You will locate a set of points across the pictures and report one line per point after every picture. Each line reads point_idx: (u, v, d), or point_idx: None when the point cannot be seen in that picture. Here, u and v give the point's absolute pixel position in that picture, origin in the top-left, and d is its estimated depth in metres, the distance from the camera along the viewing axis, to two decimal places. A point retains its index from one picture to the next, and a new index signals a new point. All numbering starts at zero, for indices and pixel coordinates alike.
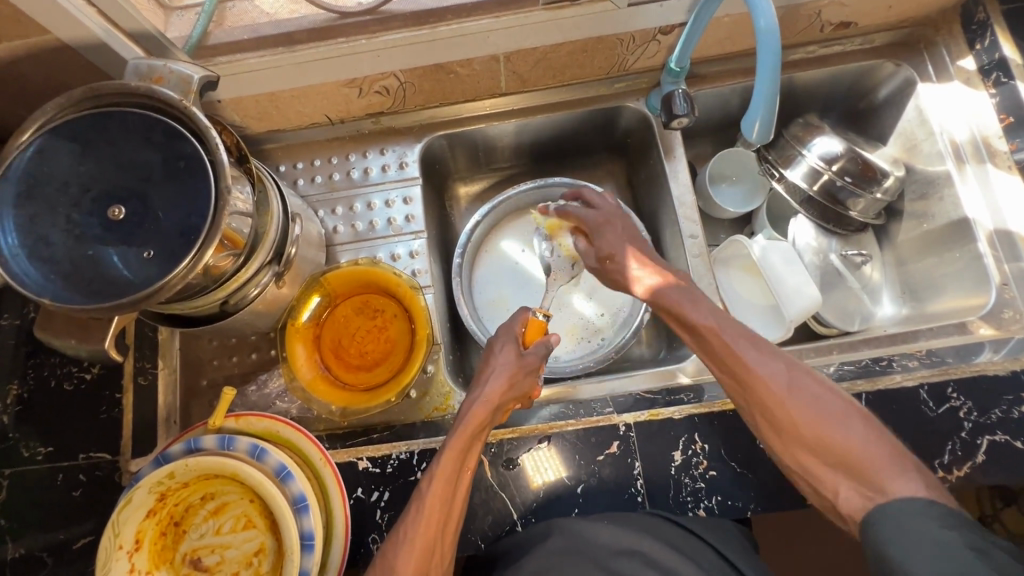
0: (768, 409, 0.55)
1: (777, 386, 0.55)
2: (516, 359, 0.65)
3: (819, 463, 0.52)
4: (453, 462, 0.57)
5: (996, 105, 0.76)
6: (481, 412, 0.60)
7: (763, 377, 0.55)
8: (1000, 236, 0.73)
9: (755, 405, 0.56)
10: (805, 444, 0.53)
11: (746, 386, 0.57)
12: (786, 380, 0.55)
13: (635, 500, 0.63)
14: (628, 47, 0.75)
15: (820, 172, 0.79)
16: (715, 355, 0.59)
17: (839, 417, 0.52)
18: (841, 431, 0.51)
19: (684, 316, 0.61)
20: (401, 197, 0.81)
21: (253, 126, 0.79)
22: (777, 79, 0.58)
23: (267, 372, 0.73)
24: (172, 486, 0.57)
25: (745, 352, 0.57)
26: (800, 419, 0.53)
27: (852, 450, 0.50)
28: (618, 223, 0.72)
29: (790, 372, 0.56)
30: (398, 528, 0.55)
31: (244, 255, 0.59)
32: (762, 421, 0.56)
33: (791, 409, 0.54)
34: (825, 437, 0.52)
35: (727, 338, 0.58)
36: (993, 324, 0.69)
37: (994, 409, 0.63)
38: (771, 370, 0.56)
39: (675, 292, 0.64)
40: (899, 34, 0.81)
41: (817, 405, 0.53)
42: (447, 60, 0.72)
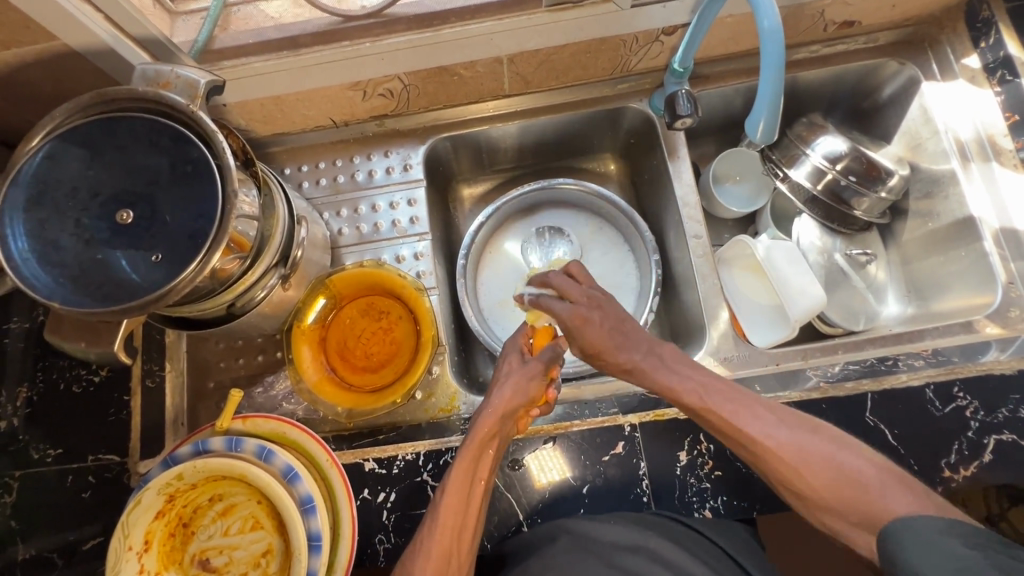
0: (789, 480, 0.53)
1: (789, 458, 0.53)
2: (522, 368, 0.66)
3: (853, 526, 0.51)
4: (465, 471, 0.57)
5: (1001, 103, 0.75)
6: (490, 421, 0.60)
7: (778, 448, 0.53)
8: (1006, 235, 0.72)
9: (773, 473, 0.54)
10: (830, 507, 0.52)
11: (761, 462, 0.55)
12: (792, 445, 0.53)
13: (641, 500, 0.63)
14: (631, 48, 0.75)
15: (824, 171, 0.79)
16: (718, 428, 0.57)
17: (867, 481, 0.50)
18: (869, 494, 0.49)
19: (677, 399, 0.59)
20: (406, 199, 0.81)
21: (258, 129, 0.80)
22: (783, 70, 0.57)
23: (273, 373, 0.74)
24: (181, 487, 0.57)
25: (748, 428, 0.55)
26: (817, 485, 0.51)
27: (882, 511, 0.49)
28: (600, 313, 0.63)
29: (799, 438, 0.53)
30: (415, 543, 0.55)
31: (251, 258, 0.60)
32: (781, 487, 0.55)
33: (810, 477, 0.52)
34: (849, 499, 0.50)
35: (727, 416, 0.56)
36: (999, 323, 0.69)
37: (1001, 408, 0.63)
38: (783, 437, 0.53)
39: (664, 371, 0.60)
40: (902, 33, 0.81)
41: (836, 468, 0.51)
42: (450, 62, 0.72)
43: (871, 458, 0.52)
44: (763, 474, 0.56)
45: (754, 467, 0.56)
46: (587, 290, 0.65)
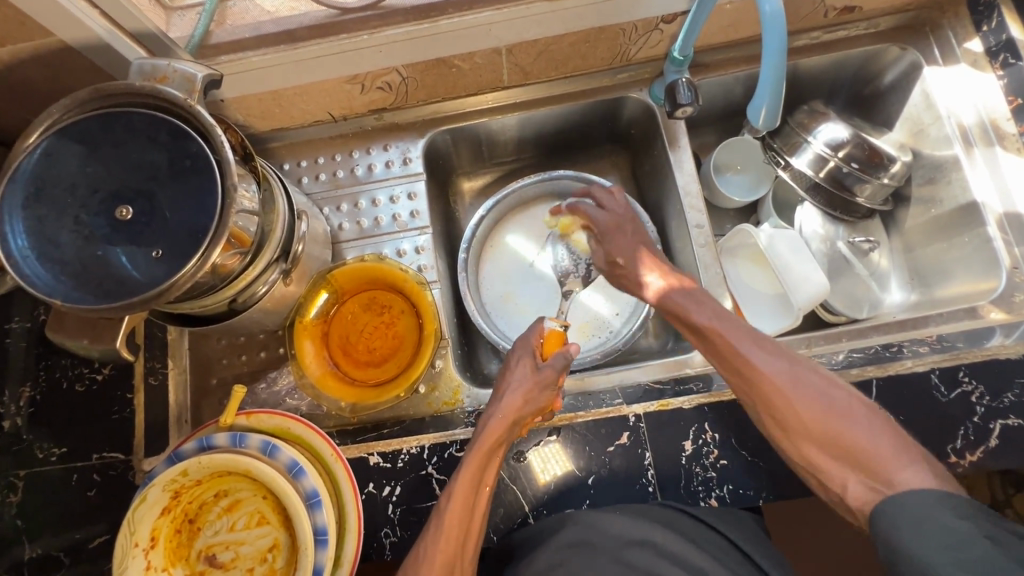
0: (777, 409, 0.56)
1: (783, 382, 0.56)
2: (534, 375, 0.64)
3: (830, 459, 0.54)
4: (471, 481, 0.57)
5: (1005, 87, 0.75)
6: (497, 428, 0.60)
7: (775, 374, 0.57)
8: (1010, 219, 0.72)
9: (764, 403, 0.57)
10: (812, 438, 0.54)
11: (755, 388, 0.57)
12: (786, 367, 0.57)
13: (647, 490, 0.63)
14: (631, 37, 0.74)
15: (827, 159, 0.78)
16: (720, 354, 0.60)
17: (851, 416, 0.54)
18: (851, 428, 0.53)
19: (686, 315, 0.64)
20: (406, 192, 0.81)
21: (257, 125, 0.79)
22: (784, 61, 0.57)
23: (276, 369, 0.74)
24: (186, 484, 0.57)
25: (748, 350, 0.58)
26: (806, 413, 0.54)
27: (860, 445, 0.52)
28: (631, 226, 0.74)
29: (794, 368, 0.57)
30: (418, 550, 0.55)
31: (251, 253, 0.60)
32: (767, 418, 0.57)
33: (799, 406, 0.55)
34: (833, 429, 0.53)
35: (732, 338, 0.59)
36: (1003, 308, 0.69)
37: (1006, 393, 0.63)
38: (783, 367, 0.57)
39: (679, 294, 0.66)
40: (904, 18, 0.80)
41: (822, 402, 0.55)
42: (448, 54, 0.72)
43: (856, 396, 0.55)
44: (753, 406, 0.59)
45: (745, 400, 0.60)
46: (621, 207, 0.75)
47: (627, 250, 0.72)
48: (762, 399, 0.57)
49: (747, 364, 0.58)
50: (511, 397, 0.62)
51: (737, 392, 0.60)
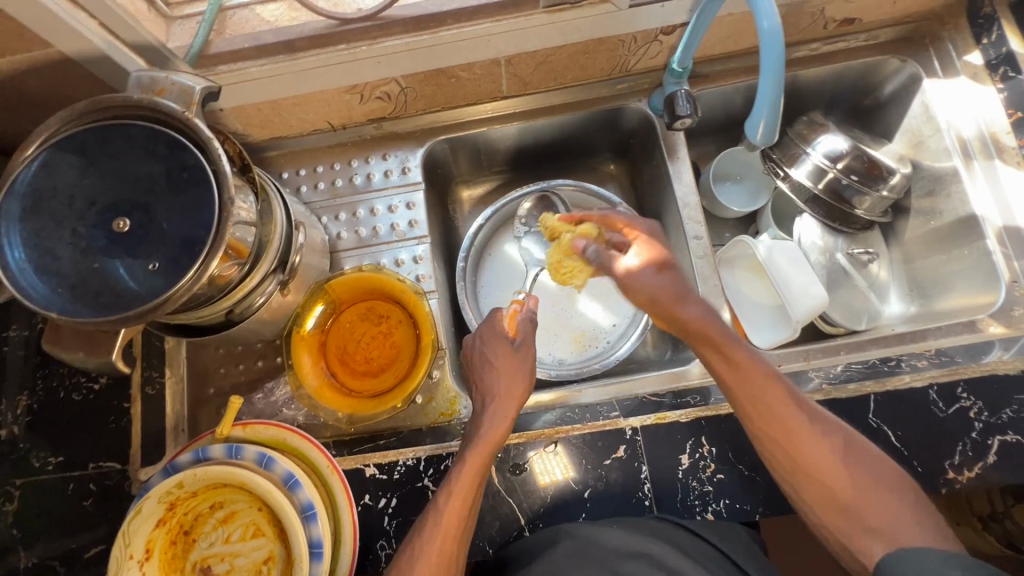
0: (814, 480, 0.55)
1: (827, 443, 0.56)
2: (512, 359, 0.67)
3: (860, 531, 0.53)
4: (471, 477, 0.57)
5: (1005, 100, 0.74)
6: (499, 431, 0.61)
7: (810, 434, 0.56)
8: (1010, 233, 0.72)
9: (799, 472, 0.56)
10: (847, 511, 0.54)
11: (791, 452, 0.56)
12: (829, 433, 0.56)
13: (643, 504, 0.63)
14: (630, 48, 0.74)
15: (826, 170, 0.79)
16: (752, 415, 0.58)
17: (883, 485, 0.54)
18: (886, 499, 0.53)
19: (726, 357, 0.60)
20: (404, 202, 0.81)
21: (256, 134, 0.79)
22: (782, 74, 0.56)
23: (273, 379, 0.74)
24: (181, 496, 0.57)
25: (791, 405, 0.57)
26: (845, 481, 0.54)
27: (888, 517, 0.52)
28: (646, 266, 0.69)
29: (833, 435, 0.56)
30: (412, 542, 0.56)
31: (249, 264, 0.60)
32: (800, 478, 0.56)
33: (830, 472, 0.55)
34: (863, 501, 0.53)
35: (773, 388, 0.57)
36: (1002, 322, 0.68)
37: (1005, 409, 0.62)
38: (819, 434, 0.56)
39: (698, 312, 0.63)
40: (903, 29, 0.80)
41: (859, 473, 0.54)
42: (447, 64, 0.72)
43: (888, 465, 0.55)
44: (785, 474, 0.57)
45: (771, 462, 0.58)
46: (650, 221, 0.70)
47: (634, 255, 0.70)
48: (791, 454, 0.56)
49: (784, 424, 0.56)
50: (498, 391, 0.64)
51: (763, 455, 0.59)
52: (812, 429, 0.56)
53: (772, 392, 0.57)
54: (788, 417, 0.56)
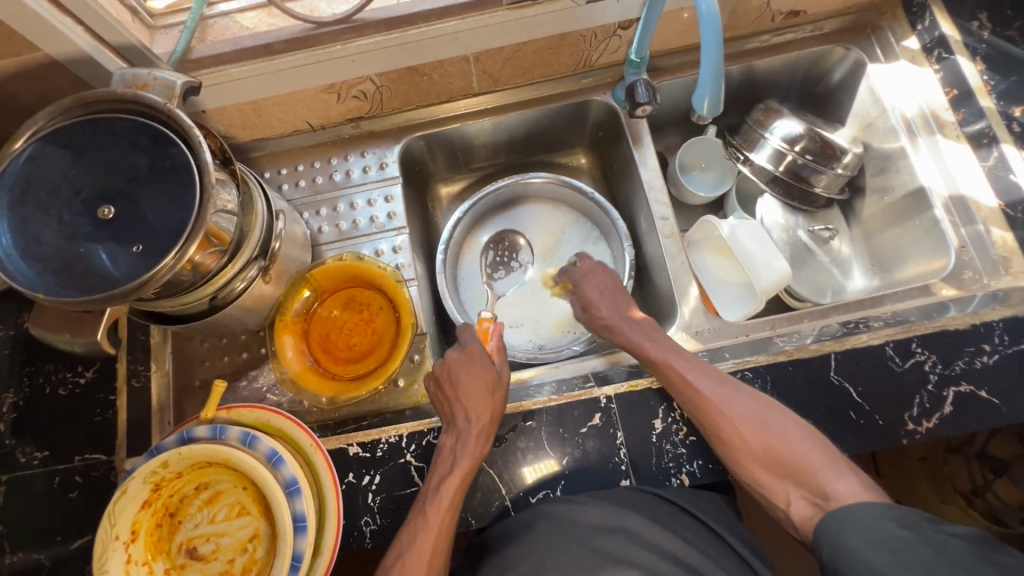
0: (726, 436, 0.61)
1: (730, 410, 0.61)
2: (488, 376, 0.67)
3: (770, 475, 0.60)
4: (453, 493, 0.60)
5: (941, 80, 0.79)
6: (474, 450, 0.62)
7: (718, 406, 0.61)
8: (956, 202, 0.75)
9: (712, 431, 0.62)
10: (757, 459, 0.60)
11: (705, 419, 0.62)
12: (730, 396, 0.62)
13: (620, 469, 0.65)
14: (591, 43, 0.79)
15: (784, 153, 0.84)
16: (671, 386, 0.64)
17: (787, 433, 0.59)
18: (789, 443, 0.59)
19: (642, 352, 0.68)
20: (383, 196, 0.84)
21: (238, 136, 0.82)
22: (722, 47, 0.58)
23: (257, 368, 0.75)
24: (166, 476, 0.58)
25: (698, 383, 0.63)
26: (755, 440, 0.60)
27: (795, 458, 0.58)
28: (605, 278, 0.78)
29: (738, 397, 0.62)
30: (398, 553, 0.58)
31: (230, 251, 0.62)
32: (721, 449, 0.62)
33: (744, 437, 0.60)
34: (775, 451, 0.59)
35: (681, 371, 0.64)
36: (954, 285, 0.71)
37: (957, 361, 0.65)
38: (716, 389, 0.62)
39: (639, 334, 0.70)
40: (847, 20, 0.85)
41: (761, 422, 0.60)
42: (419, 62, 0.76)
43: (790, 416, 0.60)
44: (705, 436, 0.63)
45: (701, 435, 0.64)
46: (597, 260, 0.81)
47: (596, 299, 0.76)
48: (707, 425, 0.62)
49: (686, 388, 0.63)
50: (470, 401, 0.64)
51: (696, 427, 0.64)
52: (717, 397, 0.62)
53: (678, 374, 0.64)
54: (699, 396, 0.62)
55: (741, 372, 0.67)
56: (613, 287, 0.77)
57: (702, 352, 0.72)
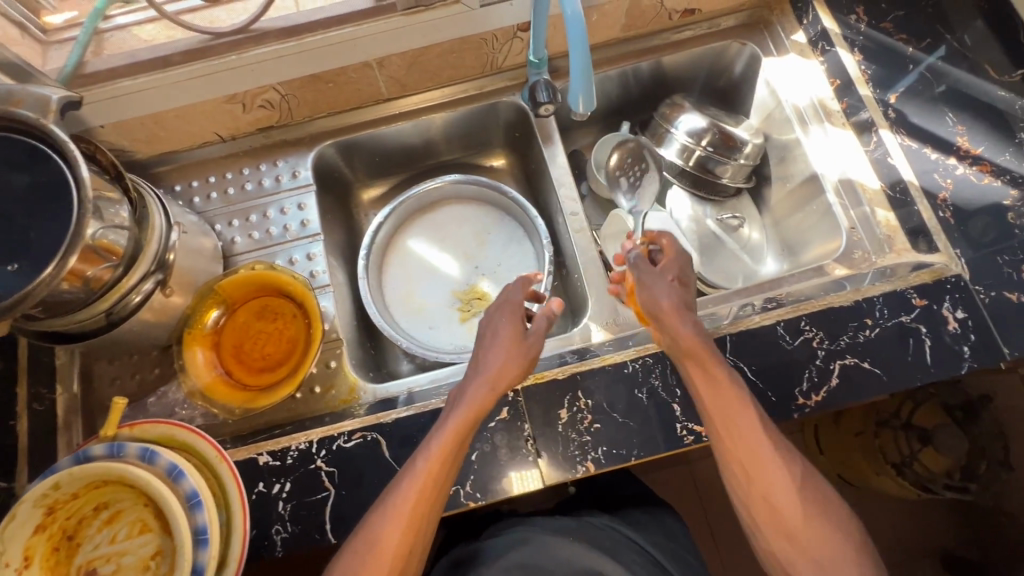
0: (773, 506, 0.56)
1: (789, 471, 0.57)
2: (518, 339, 0.68)
3: (808, 569, 0.53)
4: (436, 468, 0.58)
5: (827, 71, 0.83)
6: (479, 402, 0.62)
7: (773, 457, 0.57)
8: (845, 186, 0.79)
9: (757, 487, 0.57)
10: (788, 530, 0.55)
11: (745, 459, 0.57)
12: (790, 462, 0.57)
13: (528, 460, 0.66)
14: (494, 46, 0.81)
15: (691, 147, 0.87)
16: (724, 418, 0.59)
17: (831, 518, 0.55)
18: (828, 529, 0.54)
19: (699, 359, 0.61)
20: (295, 204, 0.83)
21: (144, 149, 0.81)
22: (588, 47, 0.59)
23: (167, 383, 0.74)
24: (60, 499, 0.57)
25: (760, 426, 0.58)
26: (798, 509, 0.55)
27: (834, 555, 0.53)
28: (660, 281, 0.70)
29: (798, 465, 0.57)
30: (375, 510, 0.57)
31: (123, 266, 0.61)
32: (756, 502, 0.57)
33: (785, 495, 0.55)
34: (811, 529, 0.54)
35: (749, 407, 0.59)
36: (846, 265, 0.75)
37: (842, 335, 0.68)
38: (783, 457, 0.57)
39: (689, 327, 0.63)
40: (742, 16, 0.89)
41: (814, 503, 0.55)
42: (322, 70, 0.77)
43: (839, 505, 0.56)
44: (740, 492, 0.58)
45: (731, 480, 0.59)
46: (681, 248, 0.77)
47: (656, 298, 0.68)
48: (747, 469, 0.57)
49: (748, 442, 0.58)
50: (492, 358, 0.66)
51: (728, 474, 0.59)
52: (774, 453, 0.57)
53: (743, 410, 0.59)
54: (756, 439, 0.57)
55: (642, 358, 0.70)
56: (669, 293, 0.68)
57: (610, 341, 0.74)
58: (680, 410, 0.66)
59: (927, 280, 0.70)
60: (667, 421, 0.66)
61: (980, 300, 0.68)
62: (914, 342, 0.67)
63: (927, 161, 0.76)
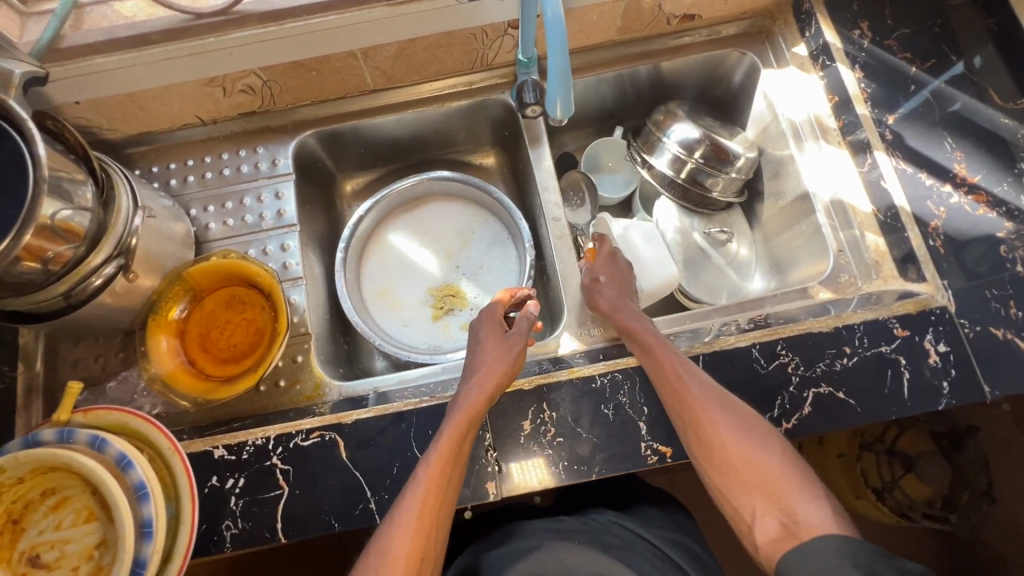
0: (709, 445, 0.59)
1: (722, 412, 0.60)
2: (504, 343, 0.69)
3: (745, 491, 0.57)
4: (444, 462, 0.58)
5: (826, 86, 0.81)
6: (476, 403, 0.62)
7: (707, 404, 0.60)
8: (836, 207, 0.77)
9: (696, 434, 0.60)
10: (732, 467, 0.58)
11: (686, 410, 0.61)
12: (722, 403, 0.60)
13: (486, 471, 0.64)
14: (483, 42, 0.79)
15: (683, 159, 0.85)
16: (660, 380, 0.63)
17: (764, 444, 0.58)
18: (764, 455, 0.58)
19: (646, 348, 0.65)
20: (273, 192, 0.82)
21: (122, 127, 0.80)
22: (566, 54, 0.58)
23: (130, 368, 0.73)
24: (6, 482, 0.57)
25: (687, 378, 0.62)
26: (738, 446, 0.58)
27: (769, 475, 0.57)
28: (615, 284, 0.73)
29: (729, 402, 0.61)
30: (392, 513, 0.57)
31: (83, 248, 0.60)
32: (697, 447, 0.60)
33: (724, 436, 0.59)
34: (750, 461, 0.58)
35: (679, 367, 0.63)
36: (831, 288, 0.73)
37: (819, 362, 0.66)
38: (714, 400, 0.61)
39: (637, 322, 0.68)
40: (743, 25, 0.87)
41: (746, 434, 0.59)
42: (304, 57, 0.75)
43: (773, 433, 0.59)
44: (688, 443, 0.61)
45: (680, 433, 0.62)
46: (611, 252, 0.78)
47: (607, 299, 0.71)
48: (687, 420, 0.61)
49: (682, 395, 0.61)
50: (481, 361, 0.67)
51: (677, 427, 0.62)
52: (706, 398, 0.61)
53: (672, 367, 0.63)
54: (691, 392, 0.61)
55: (611, 373, 0.68)
56: (616, 293, 0.72)
57: (582, 352, 0.73)
58: (646, 429, 0.65)
59: (911, 310, 0.67)
60: (631, 439, 0.65)
61: (963, 335, 0.66)
62: (893, 374, 0.65)
63: (921, 187, 0.73)
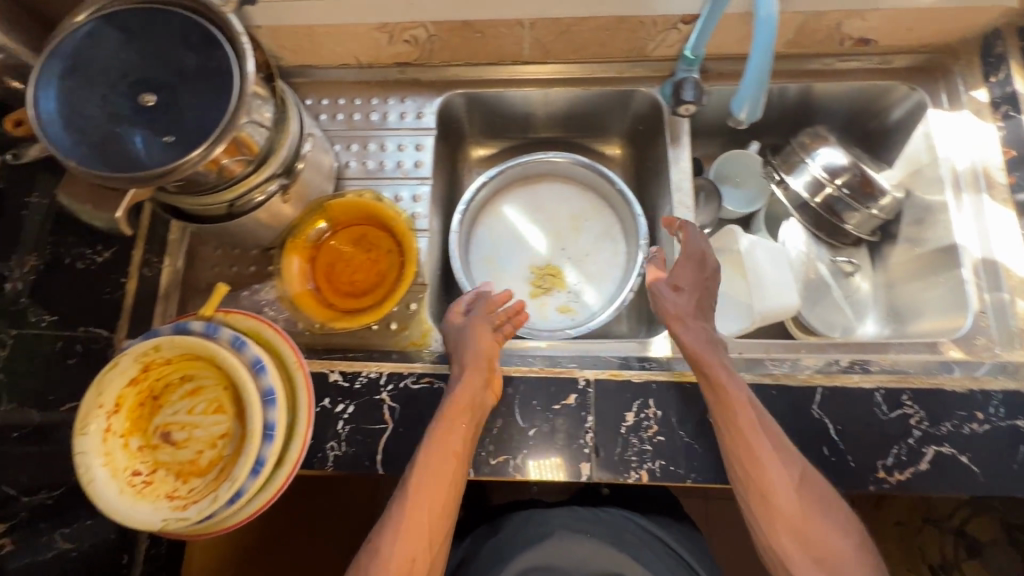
0: (768, 501, 0.59)
1: (792, 475, 0.58)
2: (487, 341, 0.69)
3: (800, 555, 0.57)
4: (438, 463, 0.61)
5: (1002, 138, 0.76)
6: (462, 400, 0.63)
7: (773, 459, 0.59)
8: (986, 266, 0.73)
9: (755, 488, 0.59)
10: (791, 530, 0.58)
11: (750, 464, 0.59)
12: (789, 464, 0.59)
13: (582, 451, 0.65)
14: (650, 32, 0.78)
15: (823, 183, 0.82)
16: (723, 419, 0.61)
17: (830, 515, 0.57)
18: (825, 524, 0.57)
19: (710, 376, 0.63)
20: (413, 143, 0.84)
21: (289, 57, 0.84)
22: (771, 50, 0.58)
23: (261, 282, 0.78)
24: (156, 360, 0.62)
25: (757, 426, 0.60)
26: (803, 512, 0.57)
27: (830, 547, 0.57)
28: (691, 294, 0.72)
29: (803, 465, 0.59)
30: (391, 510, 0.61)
31: (255, 162, 0.64)
32: (754, 500, 0.60)
33: (786, 499, 0.58)
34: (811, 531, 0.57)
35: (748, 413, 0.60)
36: (963, 348, 0.70)
37: (945, 421, 0.63)
38: (782, 460, 0.59)
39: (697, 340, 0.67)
40: (918, 59, 0.82)
41: (814, 503, 0.58)
42: (474, 18, 0.77)
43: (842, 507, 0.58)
44: (742, 493, 0.60)
45: (737, 481, 0.61)
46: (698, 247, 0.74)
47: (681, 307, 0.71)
48: (749, 473, 0.59)
49: (749, 445, 0.59)
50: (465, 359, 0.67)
51: (733, 473, 0.61)
52: (773, 455, 0.59)
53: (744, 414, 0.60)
54: (757, 443, 0.59)
55: None
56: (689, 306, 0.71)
57: None
58: None
59: None
60: None
61: None
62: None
63: None
